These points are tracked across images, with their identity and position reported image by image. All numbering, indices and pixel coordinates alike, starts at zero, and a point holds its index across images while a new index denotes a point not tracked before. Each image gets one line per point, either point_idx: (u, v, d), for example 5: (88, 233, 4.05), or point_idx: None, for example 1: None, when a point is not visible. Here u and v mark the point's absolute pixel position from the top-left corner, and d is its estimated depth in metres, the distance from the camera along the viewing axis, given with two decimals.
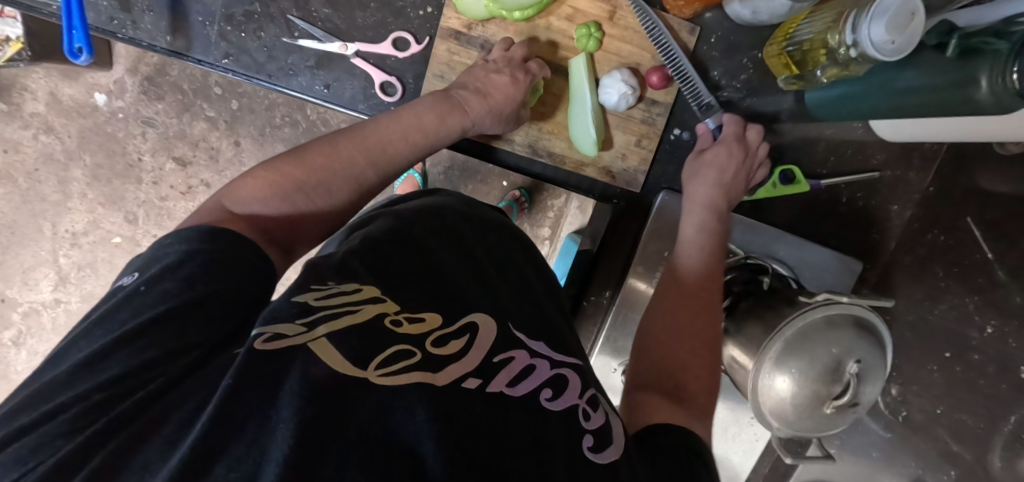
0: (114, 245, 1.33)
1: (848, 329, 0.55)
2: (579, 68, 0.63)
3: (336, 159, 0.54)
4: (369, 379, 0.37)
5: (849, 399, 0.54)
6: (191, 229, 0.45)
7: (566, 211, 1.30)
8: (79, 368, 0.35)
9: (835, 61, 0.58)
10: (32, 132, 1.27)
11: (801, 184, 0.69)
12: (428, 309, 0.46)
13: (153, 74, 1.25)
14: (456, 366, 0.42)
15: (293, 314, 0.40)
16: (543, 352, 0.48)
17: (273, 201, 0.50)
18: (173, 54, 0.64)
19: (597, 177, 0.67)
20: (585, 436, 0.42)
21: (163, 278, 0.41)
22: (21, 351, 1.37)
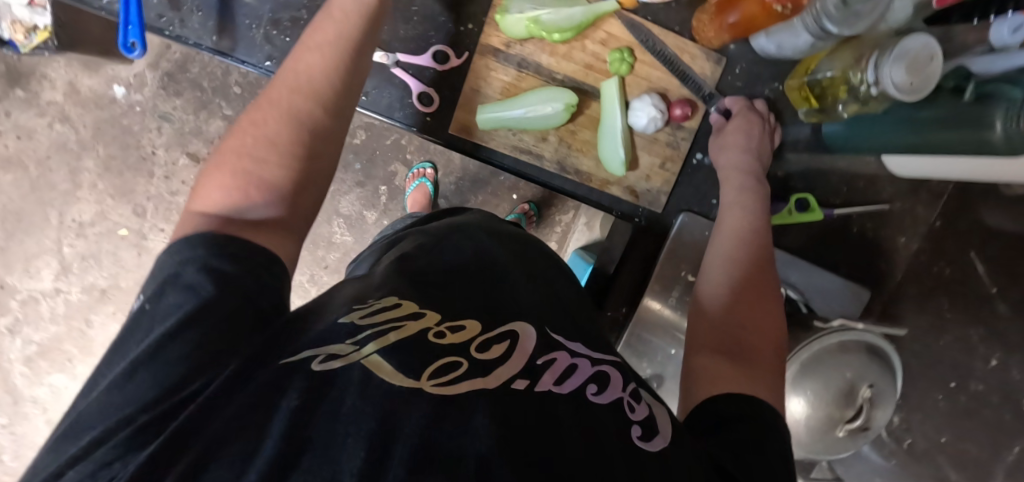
0: (120, 238, 1.33)
1: (861, 355, 0.58)
2: (611, 91, 0.65)
3: (267, 111, 0.53)
4: (424, 389, 0.39)
5: (860, 422, 0.57)
6: (171, 245, 0.46)
7: (573, 226, 1.33)
8: (118, 395, 0.38)
9: (856, 98, 0.61)
10: (47, 121, 1.27)
11: (817, 212, 0.72)
12: (466, 317, 0.48)
13: (173, 70, 1.27)
14: (507, 366, 0.43)
15: (343, 335, 0.41)
16: (582, 351, 0.50)
17: (233, 184, 0.49)
18: (218, 54, 0.66)
19: (621, 196, 0.69)
20: (633, 426, 0.44)
21: (164, 294, 0.42)
22: (15, 340, 1.37)
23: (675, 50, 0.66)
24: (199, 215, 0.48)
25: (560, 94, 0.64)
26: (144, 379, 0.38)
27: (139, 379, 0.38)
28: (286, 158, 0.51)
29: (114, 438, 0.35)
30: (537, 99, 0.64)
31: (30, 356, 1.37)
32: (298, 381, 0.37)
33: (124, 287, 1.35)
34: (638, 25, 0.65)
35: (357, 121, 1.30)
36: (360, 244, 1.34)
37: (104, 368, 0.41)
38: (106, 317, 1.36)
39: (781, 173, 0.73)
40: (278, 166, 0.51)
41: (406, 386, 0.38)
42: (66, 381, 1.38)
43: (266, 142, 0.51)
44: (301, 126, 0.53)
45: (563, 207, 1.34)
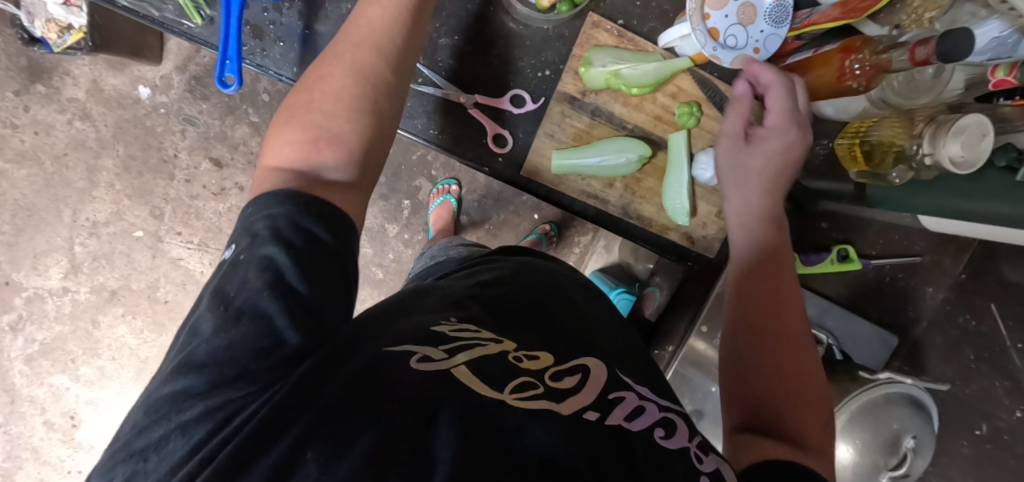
0: (134, 239, 1.31)
1: (906, 407, 0.62)
2: (678, 142, 0.68)
3: (332, 66, 0.49)
4: (505, 400, 0.39)
5: (903, 470, 0.61)
6: (252, 199, 0.44)
7: (592, 248, 1.36)
8: (220, 346, 0.38)
9: (911, 167, 0.66)
10: (67, 117, 1.25)
11: (849, 262, 0.86)
12: (541, 348, 0.47)
13: (202, 74, 1.26)
14: (572, 402, 0.41)
15: (435, 341, 0.42)
16: (650, 396, 0.48)
17: (305, 140, 0.46)
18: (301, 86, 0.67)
19: (677, 241, 0.72)
20: (702, 478, 0.41)
21: (257, 243, 0.41)
22: (17, 338, 1.32)
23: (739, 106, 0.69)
24: (272, 171, 0.46)
25: (636, 148, 0.68)
26: (253, 331, 0.38)
27: (249, 331, 0.38)
28: (352, 112, 0.48)
29: (214, 399, 0.36)
30: (612, 148, 0.67)
31: (31, 355, 1.33)
32: (410, 381, 0.38)
33: (135, 289, 1.32)
34: (706, 81, 0.68)
35: None
36: (380, 256, 1.35)
37: (200, 311, 0.40)
38: (114, 319, 1.33)
39: (825, 223, 0.89)
40: (345, 121, 0.48)
41: (491, 397, 0.39)
42: (68, 382, 1.34)
43: (330, 94, 0.48)
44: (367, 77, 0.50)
45: (582, 229, 1.36)
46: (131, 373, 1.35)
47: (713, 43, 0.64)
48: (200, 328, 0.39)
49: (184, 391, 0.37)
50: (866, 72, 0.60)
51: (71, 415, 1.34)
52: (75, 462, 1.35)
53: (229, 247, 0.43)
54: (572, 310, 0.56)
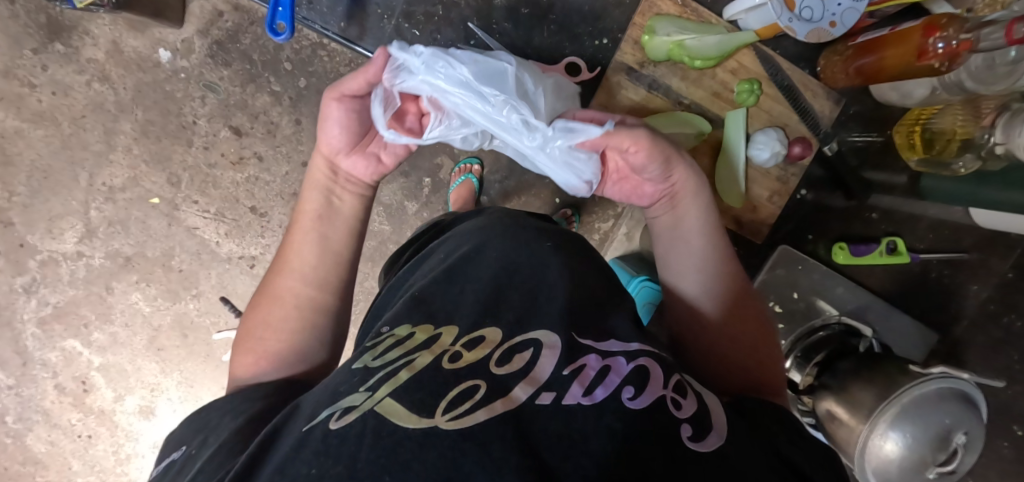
0: (150, 205, 1.29)
1: (957, 402, 0.62)
2: (737, 118, 0.87)
3: (278, 296, 0.69)
4: (439, 425, 0.45)
5: (951, 466, 0.61)
6: (212, 404, 0.60)
7: (612, 235, 1.34)
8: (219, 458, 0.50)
9: (979, 155, 0.75)
10: (86, 78, 1.22)
11: (902, 255, 0.91)
12: (485, 326, 0.56)
13: (224, 39, 1.23)
14: (504, 401, 0.48)
15: (358, 384, 0.50)
16: (619, 348, 0.56)
17: (267, 368, 0.65)
18: (343, 37, 0.92)
19: (726, 222, 0.91)
20: (683, 426, 0.50)
21: (197, 447, 0.54)
22: (30, 300, 1.30)
23: (784, 105, 0.87)
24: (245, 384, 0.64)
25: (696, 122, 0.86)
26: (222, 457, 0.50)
27: (218, 457, 0.51)
28: (297, 311, 0.68)
29: None
30: (674, 123, 0.86)
31: (44, 318, 1.31)
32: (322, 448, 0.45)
33: (151, 257, 1.30)
34: (767, 59, 0.87)
35: None
36: (398, 233, 1.32)
37: None
38: (128, 286, 1.31)
39: (876, 214, 0.94)
40: (289, 326, 0.67)
41: (424, 425, 0.45)
42: (81, 347, 1.33)
43: (275, 315, 0.67)
44: (305, 297, 0.69)
45: (604, 215, 1.33)
46: (143, 341, 1.33)
47: (789, 15, 0.79)
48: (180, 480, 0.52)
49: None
50: (948, 50, 0.68)
51: (83, 380, 1.34)
52: (86, 426, 1.35)
53: (181, 444, 0.57)
54: (495, 279, 0.61)
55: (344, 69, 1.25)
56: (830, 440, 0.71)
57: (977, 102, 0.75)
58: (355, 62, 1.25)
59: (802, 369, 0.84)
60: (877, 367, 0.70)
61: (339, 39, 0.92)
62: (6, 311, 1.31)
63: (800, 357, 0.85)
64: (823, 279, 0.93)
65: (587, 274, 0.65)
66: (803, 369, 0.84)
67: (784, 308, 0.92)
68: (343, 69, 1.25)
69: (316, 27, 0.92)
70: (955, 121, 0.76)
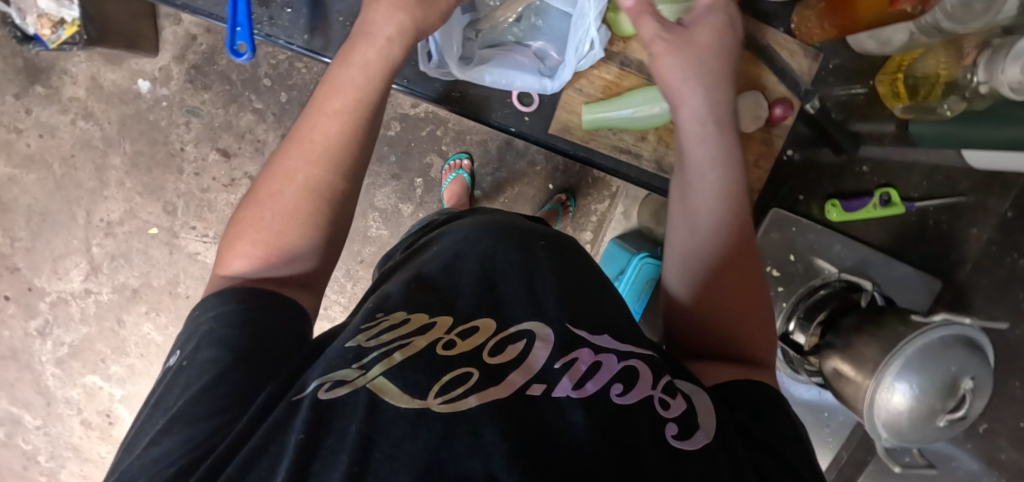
0: (150, 236, 1.30)
1: (963, 350, 0.61)
2: None
3: (288, 176, 0.63)
4: (430, 407, 0.49)
5: (962, 412, 0.61)
6: (204, 306, 0.58)
7: (609, 215, 1.33)
8: (217, 396, 0.51)
9: (963, 97, 0.77)
10: (70, 118, 1.23)
11: (898, 205, 0.90)
12: (480, 316, 0.59)
13: (201, 63, 1.23)
14: (498, 388, 0.52)
15: (351, 359, 0.52)
16: (611, 345, 0.58)
17: (253, 256, 0.61)
18: (308, 50, 0.84)
19: None
20: (668, 425, 0.52)
21: (185, 367, 0.54)
22: (46, 342, 1.33)
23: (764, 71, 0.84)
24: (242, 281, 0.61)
25: None
26: (222, 392, 0.51)
27: (217, 393, 0.51)
28: (312, 194, 0.63)
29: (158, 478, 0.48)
30: (642, 101, 0.84)
31: (61, 357, 1.34)
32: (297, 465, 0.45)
33: (156, 286, 1.31)
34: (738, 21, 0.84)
35: (391, 112, 1.26)
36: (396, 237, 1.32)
37: (144, 418, 0.53)
38: (138, 317, 1.33)
39: (867, 167, 0.92)
40: (294, 211, 0.62)
41: (416, 407, 0.49)
42: (101, 382, 1.35)
43: (284, 194, 0.63)
44: (327, 184, 0.64)
45: (599, 196, 1.32)
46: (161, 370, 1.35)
47: None
48: (169, 400, 0.53)
49: (166, 452, 0.48)
50: None
51: (107, 413, 1.36)
52: None
53: (177, 349, 0.58)
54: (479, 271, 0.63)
55: (322, 78, 1.24)
56: (839, 398, 0.70)
57: (955, 42, 0.76)
58: (332, 71, 1.23)
59: (806, 331, 0.84)
60: (879, 319, 0.69)
61: (305, 53, 0.84)
62: (25, 355, 1.33)
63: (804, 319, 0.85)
64: (819, 239, 0.92)
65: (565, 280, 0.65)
66: (807, 331, 0.84)
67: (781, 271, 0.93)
68: (321, 79, 1.24)
69: (280, 44, 0.85)
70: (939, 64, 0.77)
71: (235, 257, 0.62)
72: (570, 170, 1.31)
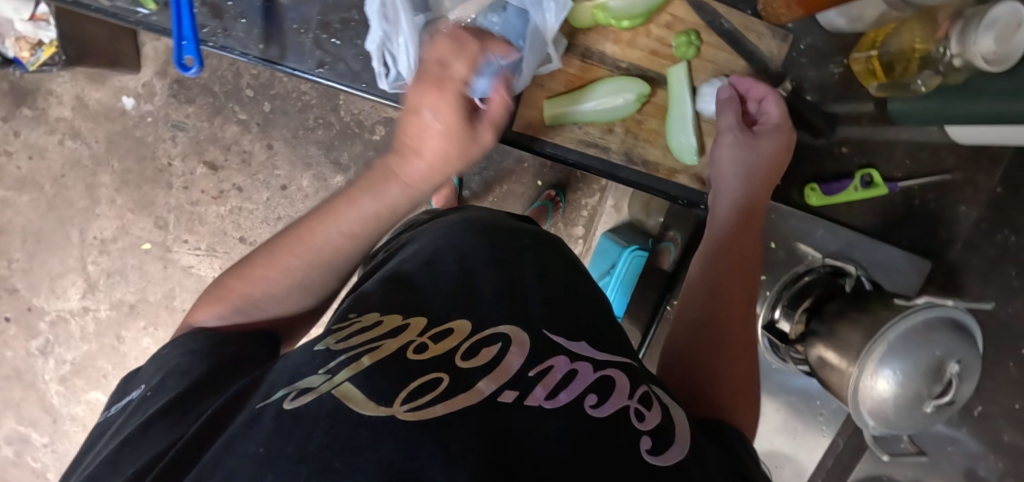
0: (144, 251, 1.30)
1: (949, 332, 0.59)
2: (679, 73, 0.84)
3: (291, 253, 0.66)
4: (397, 414, 0.46)
5: (949, 397, 0.59)
6: (173, 343, 0.61)
7: (600, 209, 1.31)
8: (160, 432, 0.49)
9: (938, 71, 0.74)
10: (58, 138, 1.24)
11: (880, 185, 0.91)
12: (455, 318, 0.58)
13: (183, 76, 1.23)
14: (467, 395, 0.49)
15: (318, 366, 0.51)
16: (587, 353, 0.58)
17: (229, 313, 0.64)
18: (264, 61, 0.83)
19: (689, 182, 0.87)
20: (643, 439, 0.50)
21: (156, 389, 0.55)
22: (48, 360, 1.34)
23: (729, 59, 0.85)
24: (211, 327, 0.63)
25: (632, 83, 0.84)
26: (163, 428, 0.50)
27: (158, 431, 0.50)
28: (304, 276, 0.66)
29: None
30: (607, 92, 0.84)
31: (64, 375, 1.35)
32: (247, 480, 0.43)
33: (153, 301, 1.32)
34: (704, 6, 0.83)
35: (375, 116, 1.25)
36: None
37: (100, 446, 0.53)
38: (137, 332, 1.33)
39: (846, 148, 0.93)
40: (289, 284, 0.65)
41: (382, 414, 0.46)
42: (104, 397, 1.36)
43: (287, 268, 0.65)
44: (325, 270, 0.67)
45: (589, 190, 1.31)
46: None
47: None
48: (120, 431, 0.52)
49: (115, 473, 0.48)
50: None
51: None
52: None
53: (140, 384, 0.59)
54: (460, 271, 0.64)
55: (305, 86, 1.24)
56: (827, 388, 0.68)
57: (929, 17, 0.72)
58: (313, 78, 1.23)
59: (790, 319, 0.82)
60: (867, 305, 0.66)
61: (260, 63, 0.83)
62: (29, 374, 1.35)
63: (788, 307, 0.83)
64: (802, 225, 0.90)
65: (552, 289, 0.65)
66: (792, 319, 0.82)
67: (764, 258, 0.92)
68: (303, 86, 1.24)
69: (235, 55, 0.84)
70: (912, 38, 0.73)
71: (212, 306, 0.64)
72: (558, 165, 1.29)
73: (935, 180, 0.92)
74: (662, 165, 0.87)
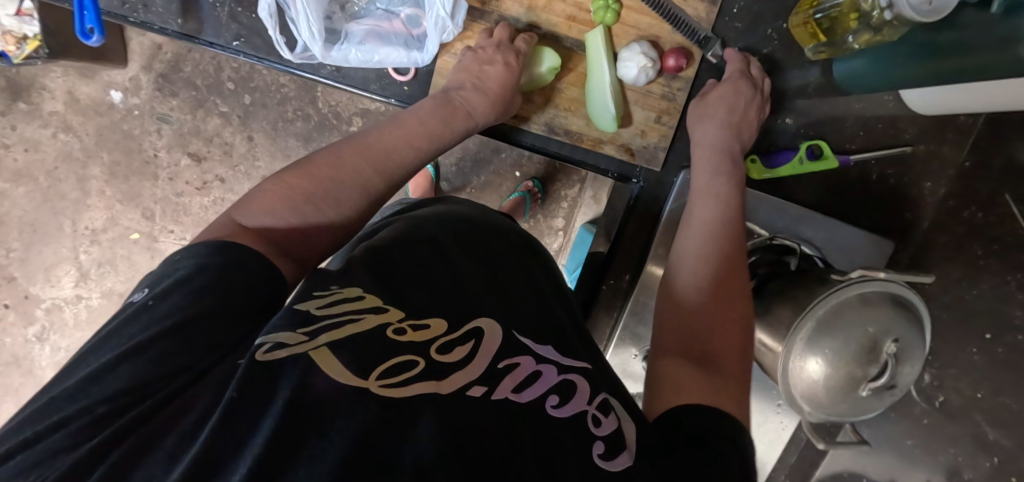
0: (132, 241, 1.33)
1: (887, 308, 0.59)
2: (598, 39, 0.84)
3: (348, 159, 0.68)
4: (369, 388, 0.44)
5: (885, 380, 0.57)
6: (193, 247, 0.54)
7: (580, 200, 1.28)
8: (150, 358, 0.44)
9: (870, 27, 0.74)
10: (51, 131, 1.29)
11: (830, 158, 0.89)
12: (433, 315, 0.54)
13: (167, 70, 1.26)
14: (439, 384, 0.47)
15: (296, 324, 0.47)
16: (552, 356, 0.54)
17: (277, 216, 0.62)
18: (183, 34, 0.87)
19: (616, 152, 0.91)
20: (597, 443, 0.48)
21: (166, 296, 0.49)
22: (44, 347, 1.38)
23: (651, 24, 0.86)
24: (246, 225, 0.59)
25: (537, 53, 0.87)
26: (156, 354, 0.44)
27: (148, 356, 0.44)
28: (358, 183, 0.68)
29: (79, 423, 0.41)
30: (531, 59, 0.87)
31: (59, 361, 1.38)
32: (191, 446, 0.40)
33: None
34: None
35: (351, 108, 1.26)
36: None
37: (83, 356, 0.46)
38: None
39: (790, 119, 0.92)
40: (342, 191, 0.66)
41: (354, 386, 0.44)
42: None
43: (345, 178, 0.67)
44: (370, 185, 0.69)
45: (568, 181, 1.28)
46: None
47: None
48: (117, 340, 0.46)
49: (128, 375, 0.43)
50: None
51: None
52: None
53: (142, 288, 0.52)
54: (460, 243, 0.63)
55: (283, 78, 1.25)
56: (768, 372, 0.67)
57: None
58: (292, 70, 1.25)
59: None
60: (805, 283, 0.66)
61: (180, 37, 0.87)
62: (26, 360, 1.38)
63: None
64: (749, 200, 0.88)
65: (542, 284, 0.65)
66: None
67: None
68: (282, 79, 1.26)
69: (157, 30, 0.87)
70: None
71: (254, 204, 0.61)
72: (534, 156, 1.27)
73: (893, 154, 0.91)
74: (584, 135, 0.90)
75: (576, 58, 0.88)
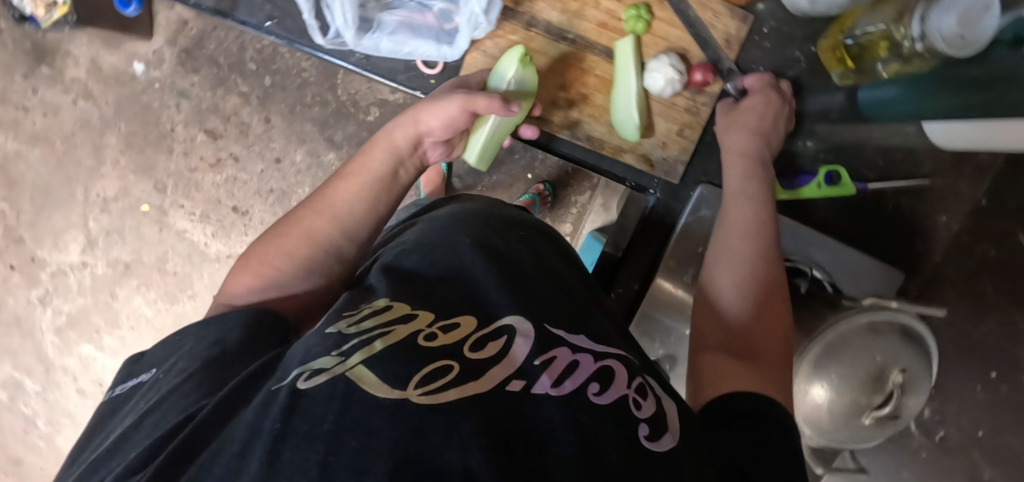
0: (142, 213, 1.34)
1: (893, 339, 0.60)
2: (627, 46, 0.87)
3: (312, 215, 0.72)
4: (410, 398, 0.43)
5: (889, 409, 0.58)
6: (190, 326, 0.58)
7: (589, 207, 1.28)
8: (155, 422, 0.47)
9: (901, 54, 0.79)
10: (72, 97, 1.30)
11: (847, 185, 0.88)
12: (463, 313, 0.54)
13: (191, 46, 1.27)
14: (477, 383, 0.46)
15: (330, 348, 0.47)
16: (586, 345, 0.54)
17: (253, 284, 0.65)
18: (216, 10, 0.88)
19: (636, 161, 0.91)
20: (640, 426, 0.48)
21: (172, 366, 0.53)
22: (46, 310, 1.38)
23: (679, 38, 0.90)
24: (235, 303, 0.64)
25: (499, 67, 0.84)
26: (165, 413, 0.47)
27: (159, 415, 0.47)
28: (329, 230, 0.71)
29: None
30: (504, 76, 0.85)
31: (60, 326, 1.38)
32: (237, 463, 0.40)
33: (147, 262, 1.35)
34: None
35: (370, 97, 1.26)
36: None
37: (116, 432, 0.50)
38: (130, 291, 1.36)
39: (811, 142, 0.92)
40: (309, 244, 0.69)
41: (392, 397, 0.43)
42: (94, 352, 1.38)
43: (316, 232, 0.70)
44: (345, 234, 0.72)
45: (580, 187, 1.28)
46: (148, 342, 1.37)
47: None
48: (139, 414, 0.50)
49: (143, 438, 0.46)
50: None
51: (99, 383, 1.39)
52: None
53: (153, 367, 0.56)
54: (488, 237, 0.63)
55: (305, 63, 1.26)
56: None
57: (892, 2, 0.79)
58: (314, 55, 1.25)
59: None
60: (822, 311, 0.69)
61: (213, 13, 0.89)
62: (26, 322, 1.38)
63: None
64: None
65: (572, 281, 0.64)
66: None
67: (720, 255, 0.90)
68: (303, 63, 1.26)
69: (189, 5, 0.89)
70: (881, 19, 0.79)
71: (235, 285, 0.66)
72: (547, 159, 1.28)
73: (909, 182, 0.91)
74: (605, 141, 0.91)
75: (603, 64, 0.90)
